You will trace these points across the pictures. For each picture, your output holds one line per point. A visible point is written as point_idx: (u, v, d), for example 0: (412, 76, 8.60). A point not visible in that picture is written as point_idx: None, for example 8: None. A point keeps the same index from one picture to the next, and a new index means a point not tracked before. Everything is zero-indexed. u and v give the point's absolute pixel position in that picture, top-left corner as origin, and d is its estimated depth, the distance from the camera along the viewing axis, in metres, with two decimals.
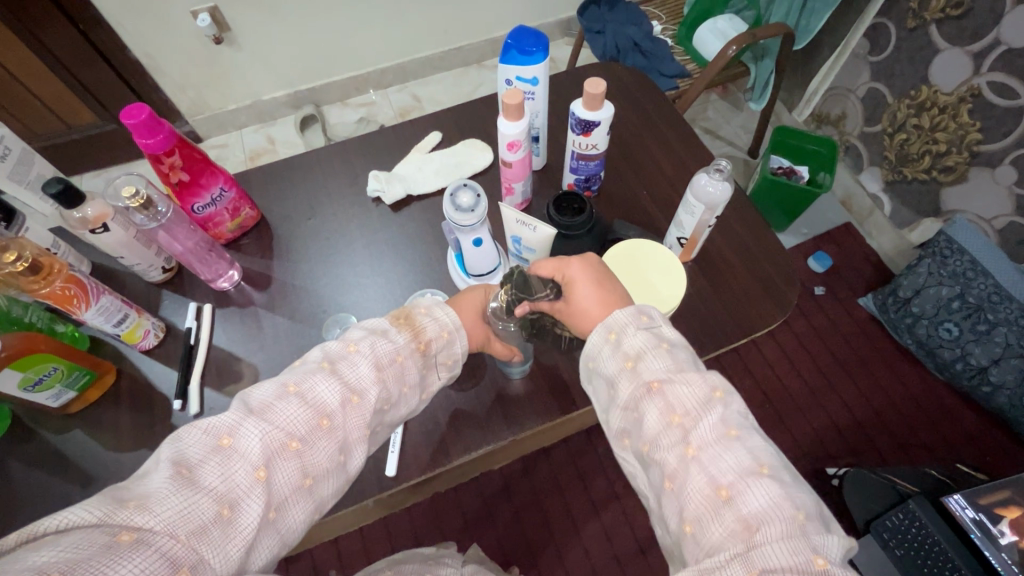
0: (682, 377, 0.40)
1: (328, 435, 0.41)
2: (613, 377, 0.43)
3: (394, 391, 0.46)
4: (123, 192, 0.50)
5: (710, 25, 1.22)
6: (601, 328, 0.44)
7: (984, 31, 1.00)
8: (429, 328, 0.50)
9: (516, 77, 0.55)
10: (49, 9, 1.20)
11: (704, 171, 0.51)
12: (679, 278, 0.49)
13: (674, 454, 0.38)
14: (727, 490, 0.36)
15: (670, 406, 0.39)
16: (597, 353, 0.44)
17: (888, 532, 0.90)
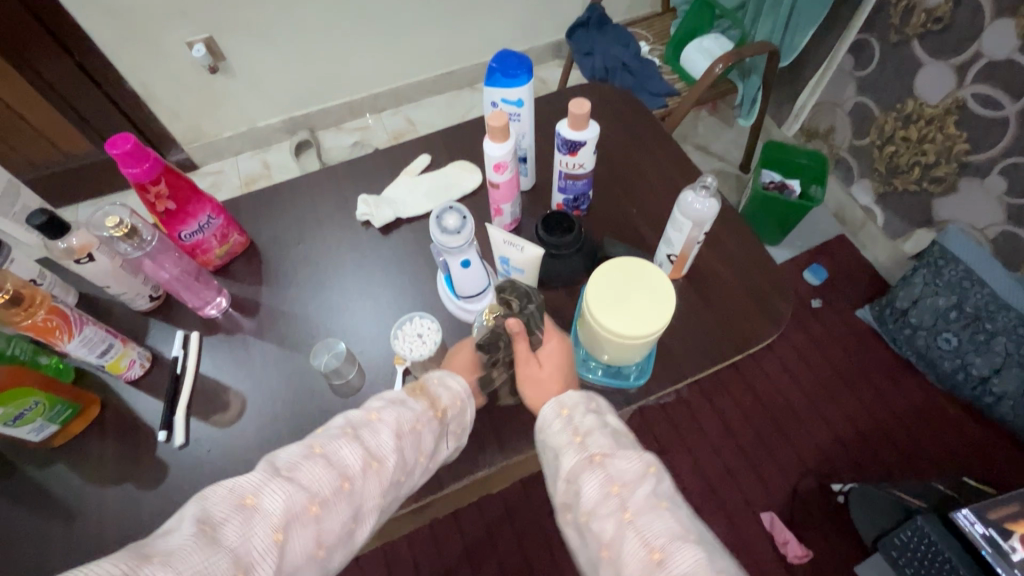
0: (622, 452, 0.41)
1: (344, 500, 0.39)
2: (555, 451, 0.43)
3: (411, 461, 0.44)
4: (107, 222, 0.49)
5: (696, 45, 1.24)
6: (553, 405, 0.45)
7: (965, 45, 1.01)
8: (445, 395, 0.48)
9: (501, 99, 0.55)
10: (46, 42, 1.22)
11: (690, 188, 0.50)
12: (663, 281, 0.46)
13: (611, 522, 0.37)
14: (660, 554, 0.35)
15: (610, 478, 0.39)
16: (547, 426, 0.44)
17: (897, 550, 0.88)
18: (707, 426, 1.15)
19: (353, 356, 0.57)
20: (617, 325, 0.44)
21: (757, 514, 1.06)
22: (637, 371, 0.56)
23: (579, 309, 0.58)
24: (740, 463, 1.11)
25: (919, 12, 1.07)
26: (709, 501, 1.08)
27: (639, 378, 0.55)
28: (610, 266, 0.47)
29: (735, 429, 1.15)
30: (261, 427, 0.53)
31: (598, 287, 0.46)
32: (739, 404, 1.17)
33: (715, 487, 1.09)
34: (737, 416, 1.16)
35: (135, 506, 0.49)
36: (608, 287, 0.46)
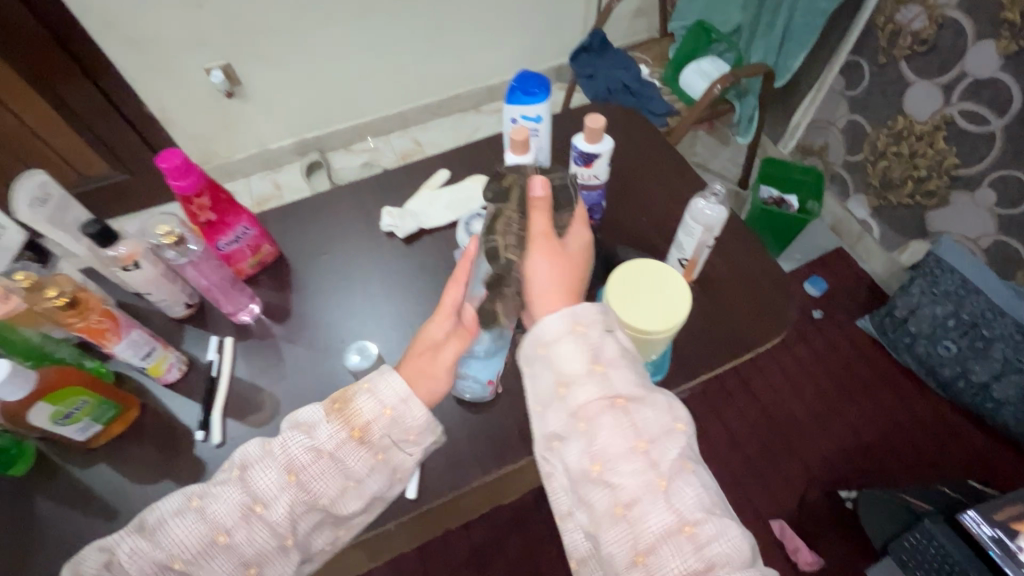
0: (646, 400, 0.41)
1: (223, 551, 0.42)
2: (552, 380, 0.43)
3: (322, 490, 0.44)
4: (158, 230, 0.53)
5: (694, 67, 1.30)
6: (568, 317, 0.43)
7: (950, 65, 1.07)
8: (365, 411, 0.45)
9: (521, 115, 0.59)
10: (71, 68, 1.27)
11: (700, 196, 0.53)
12: (677, 280, 0.49)
13: (642, 479, 0.39)
14: (692, 526, 0.38)
15: (637, 431, 0.40)
16: (557, 343, 0.43)
17: (907, 553, 0.88)
18: (713, 435, 1.17)
19: (381, 359, 0.60)
20: (633, 317, 0.47)
21: (768, 522, 1.07)
22: (653, 368, 0.58)
23: None
24: (748, 473, 1.12)
25: (906, 35, 1.13)
26: None
27: (654, 375, 0.57)
28: (617, 278, 0.49)
29: (741, 438, 1.16)
30: None
31: (623, 295, 0.48)
32: (743, 414, 1.19)
33: (723, 496, 1.10)
34: (743, 427, 1.18)
35: None
36: (630, 291, 0.48)
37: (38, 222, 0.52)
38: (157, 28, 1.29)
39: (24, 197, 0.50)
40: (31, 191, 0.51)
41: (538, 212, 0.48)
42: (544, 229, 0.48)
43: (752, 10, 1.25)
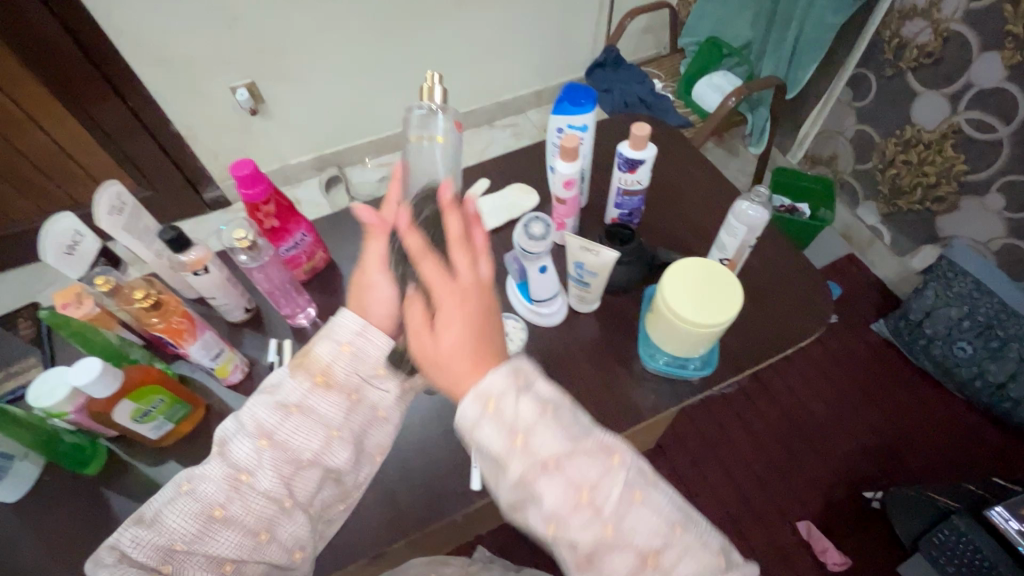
0: (580, 451, 0.37)
1: (225, 525, 0.44)
2: (485, 462, 0.38)
3: (305, 442, 0.47)
4: (232, 235, 0.52)
5: (707, 81, 1.35)
6: (474, 398, 0.37)
7: (956, 76, 1.11)
8: (324, 356, 0.50)
9: (567, 125, 0.62)
10: (102, 89, 1.31)
11: (744, 198, 0.56)
12: (726, 273, 0.51)
13: (592, 535, 0.36)
14: (655, 557, 0.37)
15: (575, 483, 0.37)
16: (476, 428, 0.37)
17: (938, 550, 0.91)
18: (735, 438, 1.18)
19: None
20: (686, 311, 0.50)
21: (794, 524, 1.08)
22: (700, 362, 0.59)
23: (643, 310, 0.63)
24: (772, 475, 1.13)
25: (911, 48, 1.18)
26: (743, 511, 1.10)
27: (702, 368, 0.59)
28: (672, 281, 0.51)
29: (762, 440, 1.18)
30: None
31: (681, 297, 0.51)
32: (765, 417, 1.21)
33: (749, 499, 1.11)
34: (764, 429, 1.19)
35: None
36: (686, 291, 0.51)
37: (116, 230, 0.54)
38: (186, 49, 1.33)
39: (104, 205, 0.53)
40: (109, 200, 0.53)
41: (412, 305, 0.41)
42: (419, 320, 0.40)
43: (763, 25, 1.32)
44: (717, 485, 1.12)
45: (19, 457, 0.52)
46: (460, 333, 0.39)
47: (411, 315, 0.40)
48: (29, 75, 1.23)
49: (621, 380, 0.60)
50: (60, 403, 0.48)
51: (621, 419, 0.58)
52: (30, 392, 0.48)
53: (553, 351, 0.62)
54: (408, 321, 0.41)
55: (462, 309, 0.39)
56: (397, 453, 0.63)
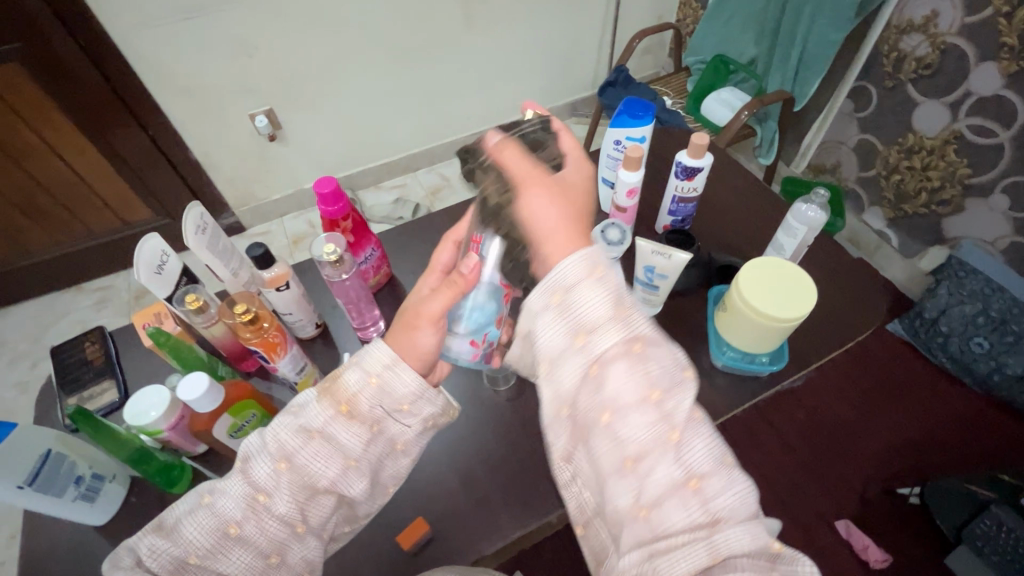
0: (663, 348, 0.40)
1: (239, 543, 0.43)
2: (565, 330, 0.40)
3: (322, 471, 0.44)
4: (322, 250, 0.55)
5: (715, 97, 1.41)
6: (583, 262, 0.41)
7: (955, 85, 1.17)
8: (350, 385, 0.45)
9: (626, 137, 0.65)
10: (124, 118, 1.31)
11: (803, 200, 0.59)
12: (795, 270, 0.54)
13: (654, 432, 0.37)
14: (698, 481, 0.37)
15: (649, 380, 0.39)
16: (575, 280, 0.41)
17: (981, 540, 0.91)
18: (766, 443, 1.17)
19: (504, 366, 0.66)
20: (770, 307, 0.52)
21: (832, 523, 1.07)
22: (771, 359, 0.61)
23: (709, 310, 0.65)
24: (806, 476, 1.12)
25: (910, 61, 1.24)
26: (782, 516, 1.08)
27: (773, 364, 0.61)
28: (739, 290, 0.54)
29: (794, 444, 1.16)
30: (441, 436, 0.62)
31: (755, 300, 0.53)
32: (794, 420, 1.19)
33: (786, 501, 1.10)
34: (794, 432, 1.18)
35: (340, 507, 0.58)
36: (755, 294, 0.53)
37: (202, 248, 0.55)
38: (208, 79, 1.34)
39: (191, 224, 0.54)
40: (195, 219, 0.54)
41: (509, 153, 0.49)
42: (522, 167, 0.48)
43: (767, 43, 1.39)
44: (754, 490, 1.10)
45: (109, 478, 0.52)
46: (553, 203, 0.46)
47: (511, 158, 0.48)
48: (53, 106, 1.23)
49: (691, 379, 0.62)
50: (156, 421, 0.49)
51: None
52: (127, 412, 0.48)
53: None
54: (511, 168, 0.48)
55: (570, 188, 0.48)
56: (476, 458, 0.62)
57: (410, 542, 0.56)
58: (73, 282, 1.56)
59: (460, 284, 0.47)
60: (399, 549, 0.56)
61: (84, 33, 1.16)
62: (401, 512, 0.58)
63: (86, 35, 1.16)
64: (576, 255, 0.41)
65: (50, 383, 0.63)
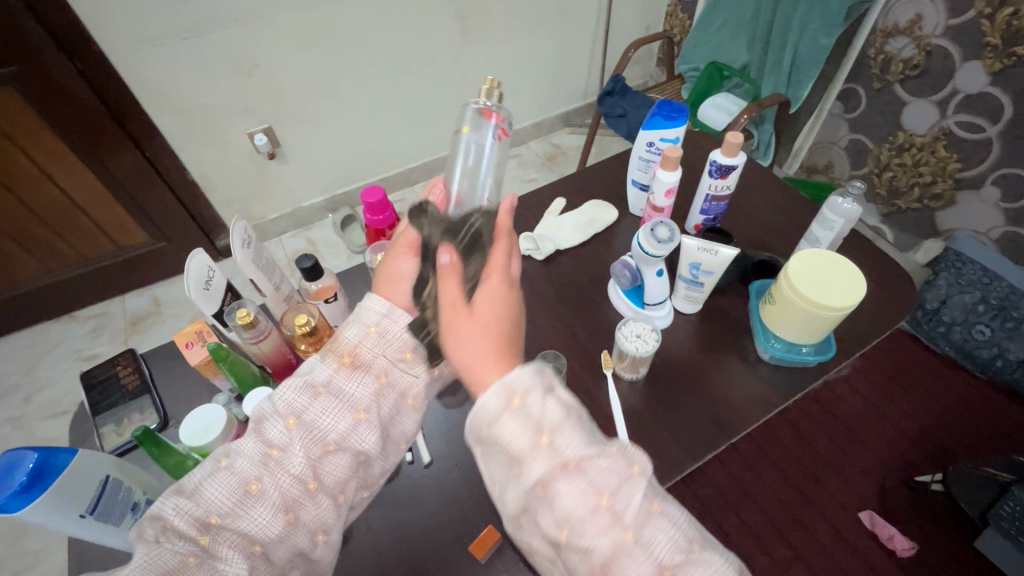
0: (601, 454, 0.38)
1: (259, 500, 0.43)
2: (502, 459, 0.39)
3: (337, 422, 0.46)
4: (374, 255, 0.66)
5: (711, 103, 1.46)
6: (501, 392, 0.39)
7: (942, 84, 1.22)
8: (352, 338, 0.48)
9: (659, 138, 0.73)
10: (121, 141, 1.28)
11: (839, 193, 0.64)
12: (837, 258, 0.58)
13: (610, 538, 0.37)
14: (671, 570, 0.37)
15: (595, 487, 0.37)
16: (499, 421, 0.39)
17: (1007, 520, 0.93)
18: (786, 439, 1.17)
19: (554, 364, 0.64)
20: (825, 299, 0.56)
21: (857, 514, 1.07)
22: (813, 349, 0.64)
23: (752, 306, 0.68)
24: (826, 469, 1.12)
25: (897, 62, 1.29)
26: (807, 510, 1.08)
27: (816, 354, 0.63)
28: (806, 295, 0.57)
29: (812, 438, 1.17)
30: None
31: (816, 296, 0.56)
32: (811, 415, 1.20)
33: (809, 496, 1.09)
34: (811, 425, 1.18)
35: (399, 519, 0.58)
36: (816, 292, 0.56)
37: (248, 261, 0.56)
38: (206, 99, 1.31)
39: (238, 239, 0.55)
40: (241, 233, 0.55)
41: (446, 277, 0.46)
42: (454, 296, 0.46)
43: (758, 50, 1.43)
44: (777, 484, 1.10)
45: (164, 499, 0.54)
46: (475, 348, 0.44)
47: (446, 288, 0.46)
48: (47, 130, 1.19)
49: (736, 372, 0.64)
50: (213, 441, 0.52)
51: (744, 408, 0.61)
52: (184, 433, 0.51)
53: (666, 349, 0.67)
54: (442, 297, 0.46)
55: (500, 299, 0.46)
56: None
57: (483, 550, 0.55)
58: (66, 310, 1.51)
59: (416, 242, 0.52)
60: (468, 556, 0.55)
61: (81, 56, 1.12)
62: (469, 518, 0.58)
63: (83, 58, 1.13)
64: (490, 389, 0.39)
65: (83, 409, 0.65)
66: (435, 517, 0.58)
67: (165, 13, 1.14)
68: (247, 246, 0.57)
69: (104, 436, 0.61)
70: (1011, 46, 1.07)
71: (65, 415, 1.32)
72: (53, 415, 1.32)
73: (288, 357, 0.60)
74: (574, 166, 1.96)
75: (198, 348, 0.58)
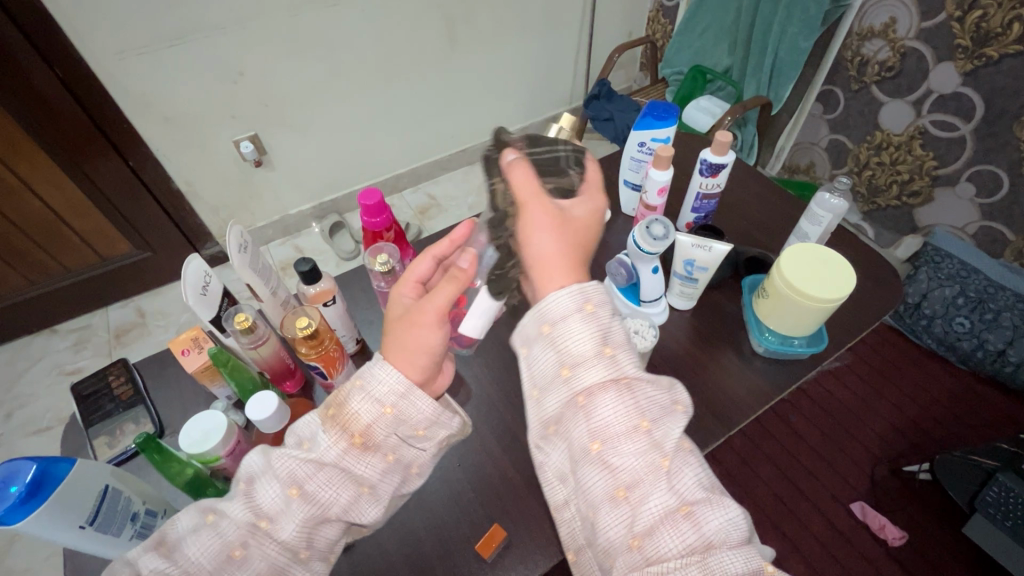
0: (652, 381, 0.40)
1: (241, 568, 0.41)
2: (554, 360, 0.41)
3: (335, 497, 0.43)
4: (375, 262, 0.65)
5: (695, 106, 1.49)
6: (578, 295, 0.41)
7: (916, 85, 1.25)
8: (363, 415, 0.43)
9: (651, 138, 0.76)
10: (104, 150, 1.26)
11: (827, 189, 0.66)
12: (832, 255, 0.60)
13: (644, 460, 0.37)
14: (689, 506, 0.36)
15: (639, 410, 0.39)
16: (566, 316, 0.41)
17: (994, 507, 0.95)
18: (779, 434, 1.19)
19: None
20: (822, 292, 0.57)
21: (847, 506, 1.09)
22: (805, 342, 0.65)
23: (745, 301, 0.70)
24: (818, 463, 1.14)
25: (873, 64, 1.32)
26: (800, 504, 1.10)
27: (809, 347, 0.65)
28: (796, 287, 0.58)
29: (804, 433, 1.19)
30: (498, 436, 0.64)
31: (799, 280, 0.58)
32: (802, 410, 1.22)
33: (803, 488, 1.11)
34: (803, 420, 1.20)
35: (404, 522, 0.58)
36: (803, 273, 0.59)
37: (247, 265, 0.56)
38: (191, 108, 1.30)
39: (234, 244, 0.55)
40: (239, 237, 0.55)
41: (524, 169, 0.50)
42: (523, 179, 0.49)
43: (740, 53, 1.47)
44: (771, 478, 1.12)
45: (160, 514, 0.53)
46: (560, 228, 0.47)
47: (517, 172, 0.49)
48: (26, 139, 1.17)
49: (733, 367, 0.65)
50: (214, 448, 0.53)
51: (742, 402, 0.62)
52: (184, 441, 0.53)
53: (663, 345, 0.68)
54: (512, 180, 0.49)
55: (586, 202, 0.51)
56: None
57: (490, 549, 0.55)
58: (48, 323, 1.48)
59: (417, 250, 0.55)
60: (476, 556, 0.55)
61: (63, 64, 1.10)
62: (474, 518, 0.58)
63: (65, 66, 1.11)
64: (568, 288, 0.41)
65: (76, 420, 0.64)
66: (441, 517, 0.58)
67: (150, 20, 1.12)
68: (245, 250, 0.57)
69: (97, 448, 0.60)
70: (981, 47, 1.11)
71: (49, 431, 1.29)
72: (36, 432, 1.29)
73: (287, 364, 0.62)
74: None
75: (195, 355, 0.59)
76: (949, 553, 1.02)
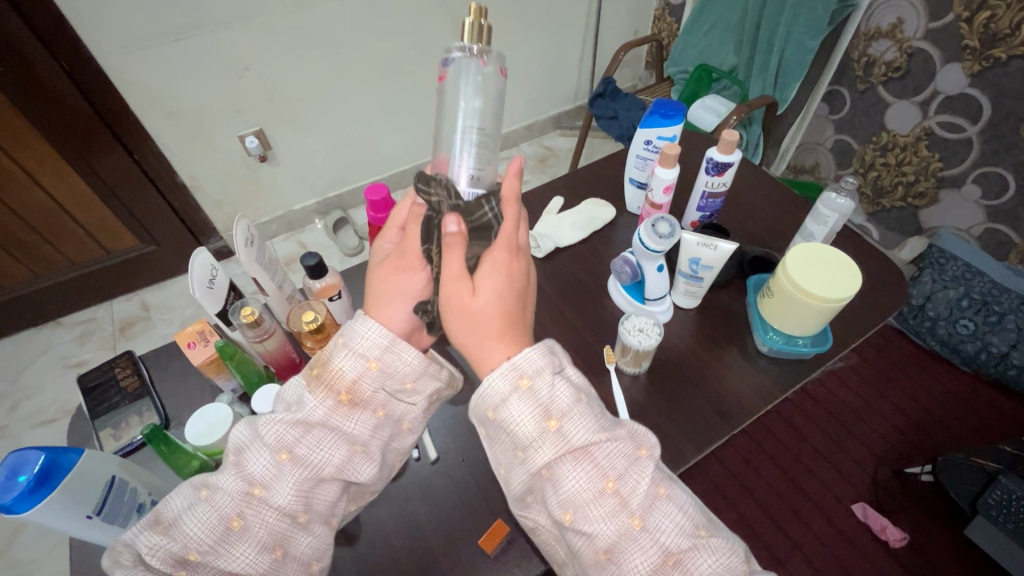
0: (609, 437, 0.39)
1: (242, 536, 0.41)
2: (509, 443, 0.41)
3: (329, 458, 0.44)
4: None
5: (700, 104, 1.48)
6: (511, 373, 0.40)
7: (923, 86, 1.25)
8: (347, 371, 0.45)
9: (657, 137, 0.76)
10: (111, 144, 1.26)
11: (833, 189, 0.66)
12: (841, 258, 0.59)
13: (615, 524, 0.37)
14: (677, 556, 0.37)
15: (601, 470, 0.38)
16: (505, 402, 0.40)
17: (994, 508, 0.94)
18: (781, 434, 1.19)
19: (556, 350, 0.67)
20: (830, 292, 0.57)
21: (848, 507, 1.09)
22: (810, 342, 0.65)
23: (750, 301, 0.69)
24: (820, 463, 1.14)
25: (880, 65, 1.32)
26: (801, 504, 1.10)
27: (813, 346, 0.65)
28: (808, 294, 0.58)
29: (806, 433, 1.19)
30: None
31: (807, 284, 0.58)
32: (803, 410, 1.22)
33: (804, 487, 1.11)
34: (804, 420, 1.20)
35: (407, 516, 0.58)
36: (810, 277, 0.58)
37: (254, 259, 0.56)
38: (196, 103, 1.30)
39: (241, 239, 0.55)
40: (245, 232, 0.56)
41: (451, 250, 0.45)
42: (459, 273, 0.44)
43: (746, 52, 1.46)
44: (773, 478, 1.12)
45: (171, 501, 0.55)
46: (464, 326, 0.44)
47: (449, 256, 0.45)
48: (33, 132, 1.17)
49: (738, 366, 0.66)
50: (218, 441, 0.54)
51: (746, 400, 0.62)
52: (189, 433, 0.54)
53: (667, 343, 0.68)
54: (445, 271, 0.45)
55: (503, 273, 0.44)
56: None
57: (492, 544, 0.55)
58: (53, 316, 1.48)
59: (423, 211, 0.49)
60: (479, 550, 0.55)
61: (70, 57, 1.11)
62: (477, 513, 0.58)
63: (72, 60, 1.11)
64: (496, 372, 0.40)
65: (82, 411, 0.64)
66: (444, 513, 0.58)
67: (156, 15, 1.13)
68: (252, 244, 0.57)
69: (101, 439, 0.61)
70: (989, 49, 1.11)
71: (54, 423, 1.30)
72: (41, 423, 1.30)
73: (292, 357, 0.62)
74: (565, 168, 1.97)
75: (201, 349, 0.59)
76: (951, 556, 1.02)
